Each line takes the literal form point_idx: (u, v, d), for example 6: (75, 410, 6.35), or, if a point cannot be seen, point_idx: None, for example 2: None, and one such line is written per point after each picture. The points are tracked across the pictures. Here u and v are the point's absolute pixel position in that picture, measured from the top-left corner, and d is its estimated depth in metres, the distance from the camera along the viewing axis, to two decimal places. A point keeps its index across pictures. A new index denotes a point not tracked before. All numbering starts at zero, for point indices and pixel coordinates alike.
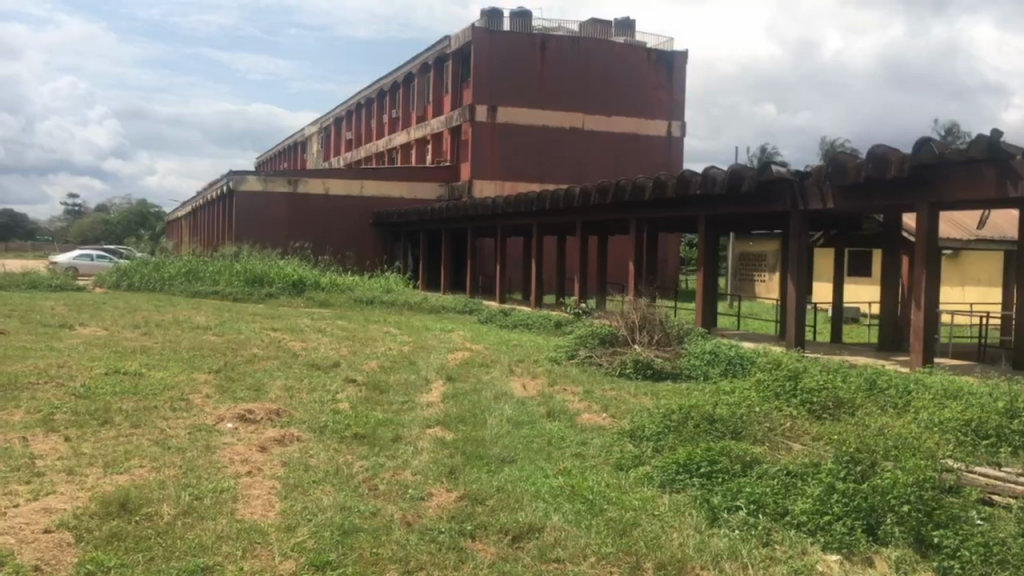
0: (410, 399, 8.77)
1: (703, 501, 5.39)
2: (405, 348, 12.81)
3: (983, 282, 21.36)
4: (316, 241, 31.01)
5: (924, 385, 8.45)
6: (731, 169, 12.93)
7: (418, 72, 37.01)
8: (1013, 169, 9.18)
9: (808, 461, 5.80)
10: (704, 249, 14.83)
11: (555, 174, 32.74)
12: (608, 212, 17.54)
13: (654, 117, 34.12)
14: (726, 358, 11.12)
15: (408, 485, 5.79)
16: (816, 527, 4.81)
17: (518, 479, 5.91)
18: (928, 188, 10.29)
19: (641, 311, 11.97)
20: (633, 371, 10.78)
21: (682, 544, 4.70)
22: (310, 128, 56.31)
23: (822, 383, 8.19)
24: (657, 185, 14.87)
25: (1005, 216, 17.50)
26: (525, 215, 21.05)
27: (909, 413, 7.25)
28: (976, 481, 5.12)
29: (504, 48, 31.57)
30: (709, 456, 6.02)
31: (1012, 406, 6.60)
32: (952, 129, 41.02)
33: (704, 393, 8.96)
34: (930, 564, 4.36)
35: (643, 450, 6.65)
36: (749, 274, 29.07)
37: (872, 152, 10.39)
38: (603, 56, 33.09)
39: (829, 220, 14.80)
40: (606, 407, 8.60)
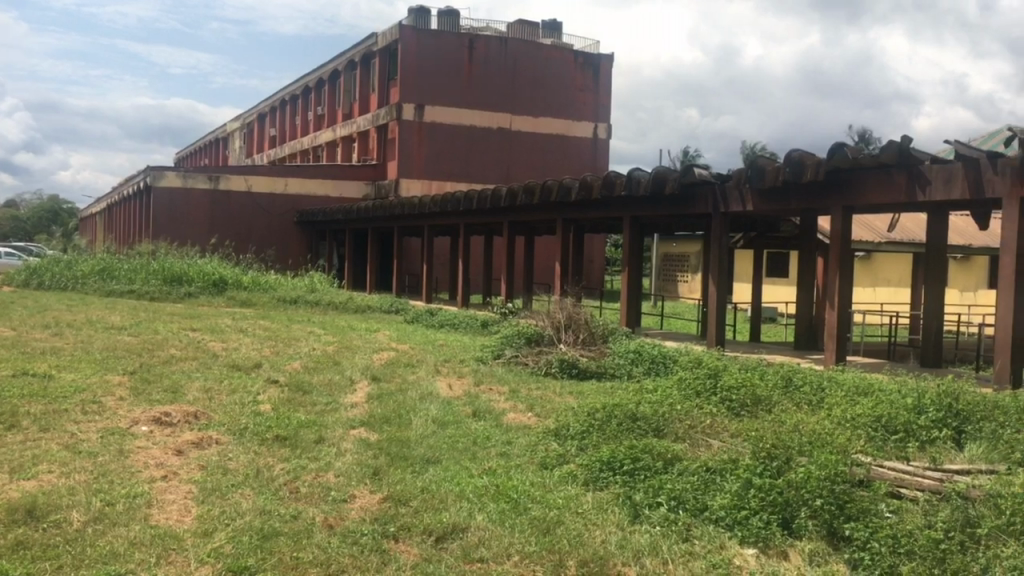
0: (334, 400, 8.65)
1: (626, 498, 5.46)
2: (329, 349, 12.63)
3: (893, 283, 22.23)
4: (238, 239, 30.34)
5: (837, 382, 8.72)
6: (655, 171, 13.15)
7: (344, 69, 36.51)
8: (921, 175, 9.56)
9: (726, 458, 5.92)
10: (629, 250, 15.01)
11: (483, 175, 32.81)
12: (535, 212, 17.60)
13: (580, 119, 34.44)
14: (649, 357, 11.29)
15: (331, 487, 5.72)
16: (734, 523, 4.93)
17: (443, 479, 5.89)
18: (842, 192, 10.64)
19: (566, 311, 12.09)
20: (558, 370, 10.86)
21: (605, 541, 4.75)
22: (232, 124, 55.06)
23: (740, 381, 8.39)
24: (583, 186, 15.01)
25: (914, 219, 18.14)
26: (452, 215, 20.97)
27: (822, 410, 7.45)
28: (885, 475, 5.28)
29: (431, 46, 31.40)
30: (632, 453, 6.11)
31: (920, 402, 6.83)
32: (864, 135, 42.49)
33: (627, 392, 9.08)
34: (841, 556, 4.51)
35: (567, 448, 6.70)
36: (672, 274, 29.60)
37: (790, 156, 10.67)
38: (531, 58, 33.25)
39: (748, 223, 15.19)
40: (531, 406, 8.65)
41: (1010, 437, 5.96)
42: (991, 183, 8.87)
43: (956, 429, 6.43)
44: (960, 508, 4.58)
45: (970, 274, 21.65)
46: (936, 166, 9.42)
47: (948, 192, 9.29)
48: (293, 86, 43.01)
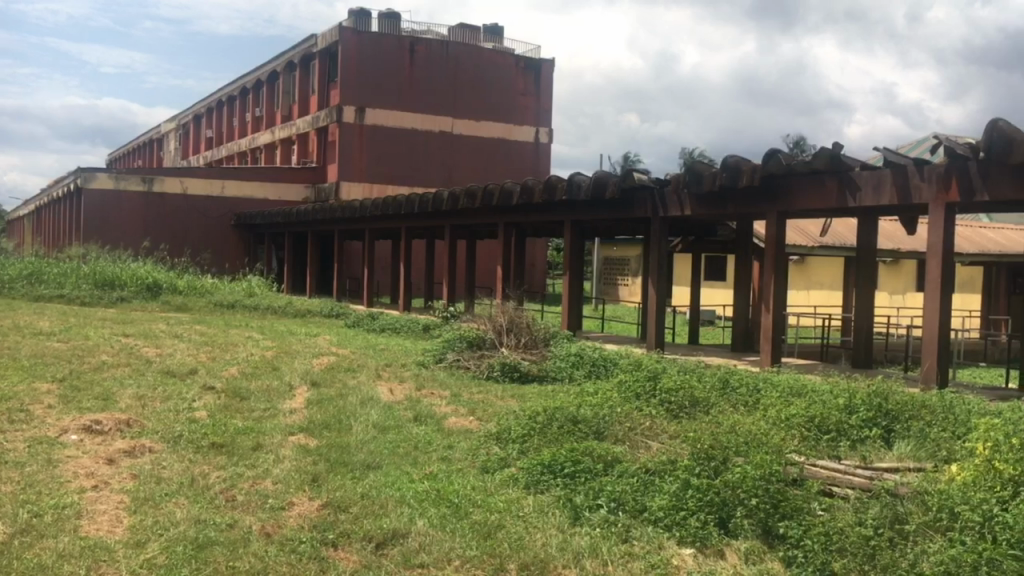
0: (272, 406, 8.53)
1: (566, 500, 5.50)
2: (267, 353, 12.45)
3: (825, 286, 22.82)
4: (173, 242, 29.67)
5: (772, 383, 8.91)
6: (595, 175, 13.25)
7: (283, 70, 36.02)
8: (852, 181, 9.83)
9: (665, 459, 6.01)
10: (569, 253, 15.10)
11: (425, 178, 32.71)
12: (476, 216, 17.60)
13: (522, 124, 34.58)
14: (590, 360, 11.38)
15: (269, 495, 5.63)
16: (672, 523, 5.00)
17: (384, 484, 5.85)
18: (776, 197, 10.87)
19: (508, 314, 12.11)
20: (500, 373, 10.88)
21: (545, 544, 4.77)
22: (167, 125, 53.87)
23: (679, 383, 8.52)
24: (525, 190, 15.07)
25: (845, 224, 18.62)
26: (394, 218, 20.85)
27: (758, 410, 7.61)
28: (817, 474, 5.41)
29: (372, 48, 31.18)
30: (572, 456, 6.15)
31: (851, 402, 7.01)
32: (799, 142, 43.52)
33: (568, 395, 9.14)
34: (775, 554, 4.61)
35: (508, 451, 6.71)
36: (612, 277, 29.89)
37: (726, 162, 10.87)
38: (472, 61, 33.25)
39: (686, 227, 15.43)
40: (473, 410, 8.65)
41: (936, 435, 6.16)
42: (918, 189, 9.15)
43: (885, 428, 6.61)
44: (889, 505, 4.70)
45: (899, 278, 22.32)
46: (866, 172, 9.69)
47: (878, 198, 9.56)
48: (230, 87, 42.31)
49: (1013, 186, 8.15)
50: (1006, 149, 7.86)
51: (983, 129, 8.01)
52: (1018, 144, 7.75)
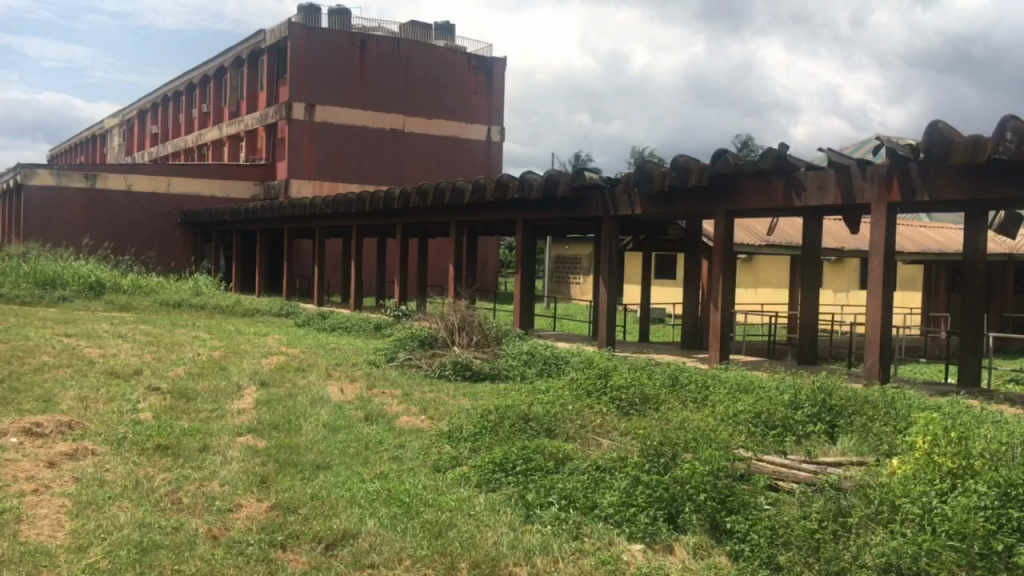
0: (219, 407, 8.39)
1: (518, 498, 5.51)
2: (215, 353, 12.26)
3: (771, 284, 23.20)
4: (117, 240, 28.96)
5: (720, 380, 9.03)
6: (547, 174, 13.29)
7: (230, 65, 35.48)
8: (797, 181, 10.02)
9: (615, 456, 6.06)
10: (522, 252, 15.11)
11: (377, 176, 32.50)
12: (428, 214, 17.54)
13: (473, 122, 34.57)
14: (541, 358, 11.42)
15: (216, 496, 5.54)
16: (622, 519, 5.06)
17: (334, 485, 5.80)
18: (724, 196, 11.01)
19: (460, 313, 12.10)
20: (452, 372, 10.86)
21: (496, 542, 4.77)
22: (111, 120, 52.71)
23: (629, 380, 8.59)
24: (477, 188, 15.06)
25: (791, 223, 18.97)
26: (345, 216, 20.68)
27: (706, 406, 7.72)
28: (764, 469, 5.50)
29: (321, 44, 30.86)
30: (524, 454, 6.17)
31: (797, 398, 7.14)
32: (748, 142, 44.17)
33: (520, 393, 9.16)
34: (723, 549, 4.68)
35: (459, 450, 6.70)
36: (564, 276, 30.00)
37: (675, 161, 10.98)
38: (423, 59, 33.13)
39: (636, 226, 15.58)
40: (425, 409, 8.62)
41: (879, 429, 6.30)
42: (861, 189, 9.36)
43: (830, 423, 6.76)
44: (833, 498, 4.79)
45: (843, 276, 22.80)
46: (811, 172, 9.88)
47: (822, 198, 9.76)
48: (176, 82, 41.57)
49: (951, 186, 8.38)
50: (946, 150, 8.08)
51: (923, 131, 8.21)
52: (956, 145, 7.99)
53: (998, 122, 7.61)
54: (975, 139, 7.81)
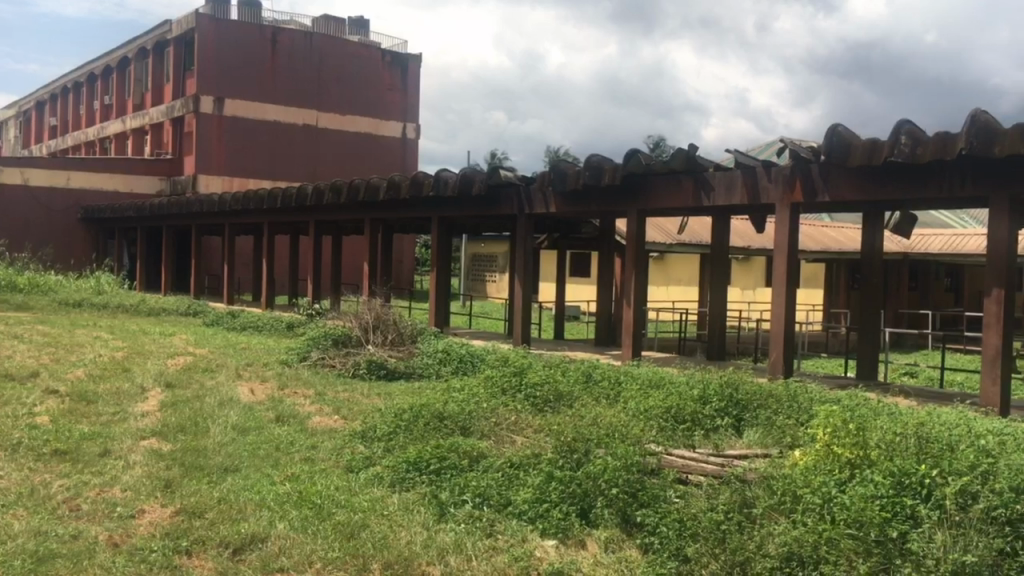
0: (122, 410, 8.09)
1: (432, 497, 5.48)
2: (118, 354, 11.82)
3: (682, 282, 23.72)
4: (13, 237, 27.57)
5: (632, 376, 9.18)
6: (462, 172, 13.26)
7: (134, 56, 34.28)
8: (706, 181, 10.26)
9: (529, 453, 6.11)
10: (437, 250, 15.04)
11: (290, 172, 31.91)
12: (342, 211, 17.30)
13: (388, 119, 34.30)
14: (456, 356, 11.40)
15: (117, 503, 5.35)
16: (536, 516, 5.10)
17: (242, 488, 5.67)
18: (637, 196, 11.19)
19: (374, 312, 11.99)
20: (366, 371, 10.74)
21: (409, 542, 4.74)
22: (6, 111, 50.27)
23: (544, 377, 8.66)
24: (391, 185, 14.91)
25: (701, 222, 19.43)
26: (256, 213, 20.23)
27: (619, 403, 7.82)
28: (674, 463, 5.62)
29: (231, 37, 30.11)
30: (438, 453, 6.15)
31: (705, 393, 7.30)
32: (660, 143, 44.97)
33: (435, 391, 9.13)
34: (633, 542, 4.78)
35: (373, 450, 6.63)
36: (480, 274, 30.02)
37: (589, 161, 11.09)
38: (336, 54, 32.69)
39: (551, 224, 15.71)
40: (338, 409, 8.49)
41: (782, 423, 6.51)
42: (766, 190, 9.65)
43: (737, 417, 6.94)
44: (738, 490, 4.92)
45: (750, 274, 23.49)
46: (719, 173, 10.14)
47: (729, 198, 10.02)
48: (76, 73, 39.92)
49: (851, 186, 8.73)
50: (845, 152, 8.40)
51: (823, 134, 8.51)
52: (854, 149, 8.31)
53: (894, 126, 7.93)
54: (872, 142, 8.14)
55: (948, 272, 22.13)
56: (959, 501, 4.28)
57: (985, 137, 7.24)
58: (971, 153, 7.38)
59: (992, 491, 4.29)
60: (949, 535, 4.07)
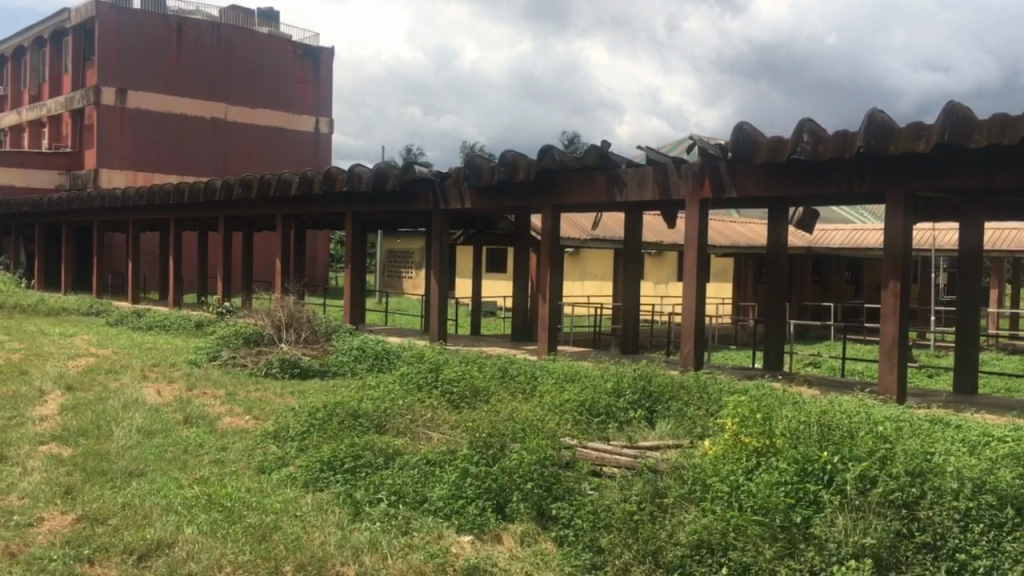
0: (18, 414, 7.73)
1: (346, 496, 5.41)
2: (14, 356, 11.27)
3: (597, 276, 24.04)
4: None
5: (549, 370, 9.24)
6: (376, 167, 13.09)
7: (30, 45, 32.74)
8: (619, 176, 10.42)
9: (445, 449, 6.10)
10: (351, 246, 14.83)
11: (198, 167, 31.05)
12: (253, 206, 16.89)
13: (300, 113, 33.84)
14: (372, 353, 11.28)
15: (12, 512, 5.10)
16: (451, 512, 5.09)
17: (148, 492, 5.49)
18: (551, 191, 11.28)
19: (287, 309, 11.76)
20: (279, 370, 10.53)
21: (323, 542, 4.66)
22: None
23: (460, 373, 8.65)
24: (304, 180, 14.61)
25: (614, 218, 19.66)
26: (161, 209, 19.59)
27: (534, 397, 7.86)
28: (588, 455, 5.68)
29: (134, 26, 29.02)
30: (353, 451, 6.09)
31: (619, 386, 7.41)
32: (575, 139, 45.43)
33: (349, 389, 9.02)
34: (549, 535, 4.82)
35: (286, 450, 6.50)
36: (396, 270, 29.79)
37: (503, 157, 11.08)
38: (245, 46, 31.99)
39: (466, 220, 15.69)
40: (250, 409, 8.31)
41: (691, 414, 6.66)
42: (676, 186, 9.83)
43: (649, 409, 7.06)
44: (650, 481, 5.00)
45: (663, 268, 23.95)
46: (631, 169, 10.30)
47: (641, 194, 10.19)
48: None
49: (757, 183, 9.01)
50: (751, 150, 8.62)
51: (731, 131, 8.71)
52: (760, 146, 8.54)
53: (797, 124, 8.18)
54: (777, 140, 8.40)
55: (849, 265, 23.02)
56: (859, 486, 4.45)
57: (882, 136, 7.55)
58: (869, 150, 7.68)
59: (889, 475, 4.47)
60: (850, 519, 4.24)
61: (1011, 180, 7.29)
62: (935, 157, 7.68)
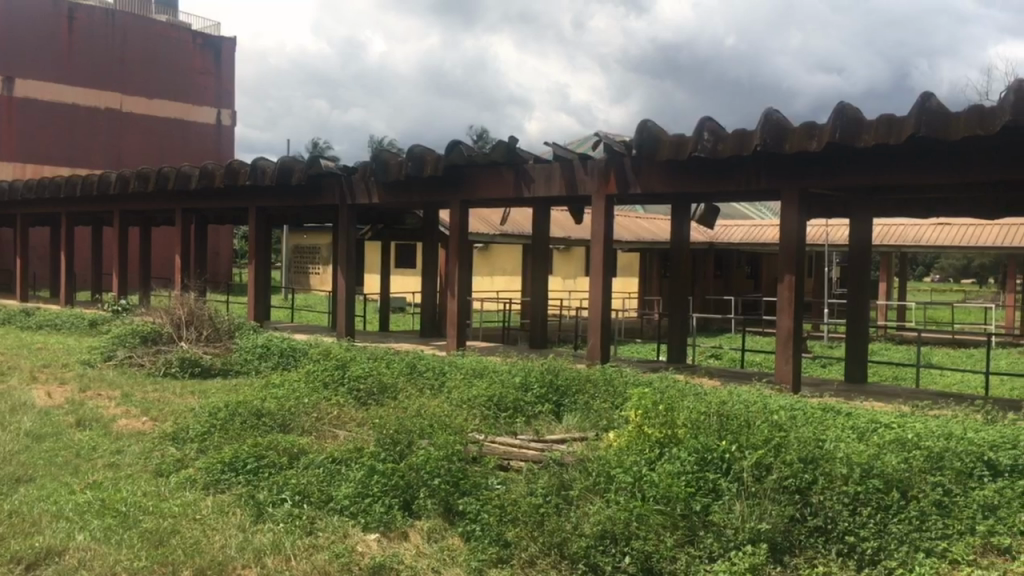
0: None
1: (248, 497, 5.29)
2: None
3: (507, 272, 24.16)
4: None
5: (457, 366, 9.22)
6: (280, 161, 12.81)
7: None
8: (526, 173, 10.47)
9: (351, 447, 6.03)
10: (255, 242, 14.47)
11: (91, 160, 29.76)
12: (150, 200, 16.30)
13: (199, 104, 32.95)
14: (277, 351, 11.04)
15: None
16: (357, 511, 5.03)
17: (38, 499, 5.24)
18: (459, 187, 11.25)
19: (188, 307, 11.38)
20: (178, 369, 10.20)
21: (223, 546, 4.54)
22: None
23: (367, 370, 8.56)
24: (204, 174, 14.17)
25: (522, 213, 19.77)
26: (52, 203, 18.71)
27: (443, 393, 7.85)
28: (495, 449, 5.71)
29: (21, 11, 27.57)
30: (256, 452, 5.94)
31: (527, 380, 7.46)
32: (483, 134, 45.57)
33: (253, 388, 8.82)
34: (456, 530, 4.81)
35: (185, 452, 6.31)
36: (303, 266, 29.28)
37: (410, 151, 11.00)
38: (141, 34, 30.88)
39: (374, 215, 15.53)
40: (147, 410, 8.04)
41: (598, 407, 6.75)
42: (583, 183, 9.95)
43: (556, 403, 7.12)
44: (556, 473, 5.04)
45: (570, 263, 24.23)
46: (538, 165, 10.37)
47: (549, 190, 10.28)
48: None
49: (660, 180, 9.20)
50: (654, 146, 8.79)
51: (635, 128, 8.86)
52: (663, 143, 8.71)
53: (697, 123, 8.38)
54: (679, 138, 8.59)
55: (749, 260, 23.74)
56: (755, 474, 4.60)
57: (778, 134, 7.81)
58: (766, 149, 7.92)
59: (783, 463, 4.65)
60: (747, 506, 4.38)
61: (897, 177, 7.64)
62: (828, 156, 7.99)
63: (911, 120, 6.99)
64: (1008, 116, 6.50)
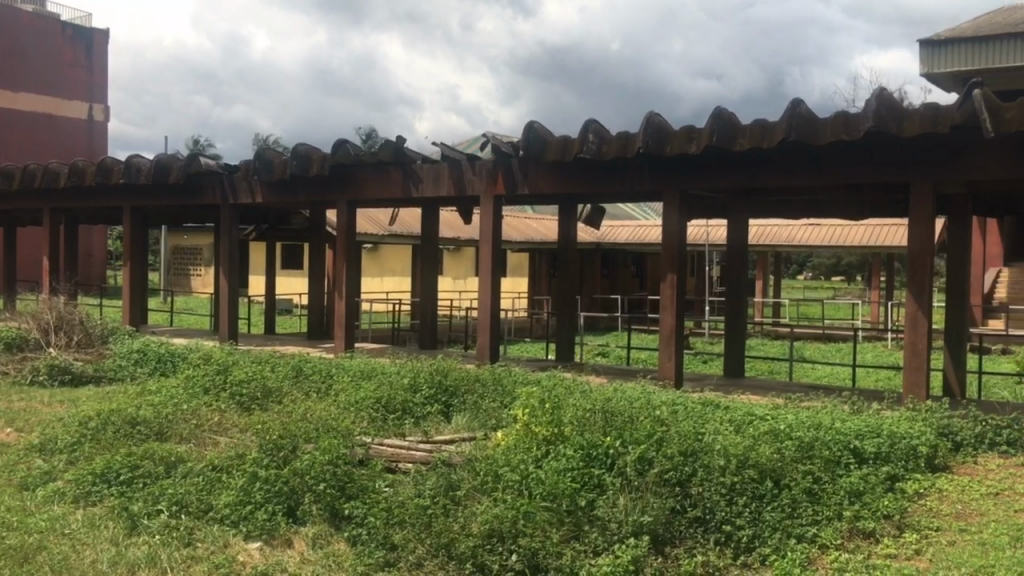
0: None
1: (121, 509, 5.03)
2: None
3: (396, 272, 23.95)
4: None
5: (344, 368, 9.06)
6: (157, 158, 12.30)
7: None
8: (414, 173, 10.41)
9: (231, 454, 5.85)
10: (130, 242, 13.84)
11: None
12: (14, 199, 15.36)
13: (69, 99, 31.33)
14: (155, 356, 10.59)
15: None
16: (239, 518, 4.88)
17: None
18: (345, 186, 11.08)
19: (57, 311, 10.80)
20: (47, 377, 9.64)
21: (95, 561, 4.32)
22: None
23: (251, 374, 8.31)
24: (75, 171, 13.46)
25: (411, 213, 19.65)
26: None
27: (329, 396, 7.70)
28: (382, 452, 5.65)
29: None
30: (129, 462, 5.68)
31: (416, 381, 7.40)
32: (370, 134, 45.09)
33: (127, 395, 8.44)
34: (341, 535, 4.72)
35: (53, 464, 5.96)
36: (183, 268, 28.24)
37: (295, 150, 10.74)
38: (5, 23, 29.12)
39: (258, 215, 15.11)
40: (11, 421, 7.56)
41: (487, 406, 6.77)
42: (471, 182, 9.94)
43: (445, 403, 7.10)
44: (443, 474, 5.02)
45: (460, 264, 24.23)
46: (426, 165, 10.33)
47: (437, 190, 10.24)
48: None
49: (547, 180, 9.31)
50: (540, 147, 8.88)
51: (522, 129, 8.93)
52: (549, 143, 8.81)
53: (582, 125, 8.51)
54: (564, 139, 8.69)
55: (634, 260, 24.30)
56: (638, 468, 4.72)
57: (659, 137, 8.01)
58: (647, 151, 8.12)
59: (664, 456, 4.77)
60: (630, 500, 4.47)
61: (770, 178, 7.97)
62: (706, 158, 8.26)
63: (783, 124, 7.29)
64: (870, 122, 6.87)
